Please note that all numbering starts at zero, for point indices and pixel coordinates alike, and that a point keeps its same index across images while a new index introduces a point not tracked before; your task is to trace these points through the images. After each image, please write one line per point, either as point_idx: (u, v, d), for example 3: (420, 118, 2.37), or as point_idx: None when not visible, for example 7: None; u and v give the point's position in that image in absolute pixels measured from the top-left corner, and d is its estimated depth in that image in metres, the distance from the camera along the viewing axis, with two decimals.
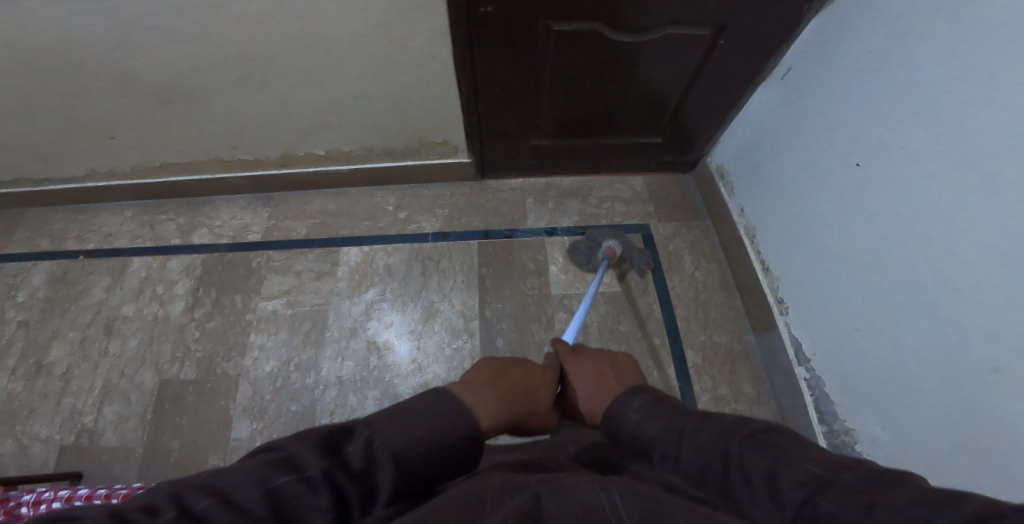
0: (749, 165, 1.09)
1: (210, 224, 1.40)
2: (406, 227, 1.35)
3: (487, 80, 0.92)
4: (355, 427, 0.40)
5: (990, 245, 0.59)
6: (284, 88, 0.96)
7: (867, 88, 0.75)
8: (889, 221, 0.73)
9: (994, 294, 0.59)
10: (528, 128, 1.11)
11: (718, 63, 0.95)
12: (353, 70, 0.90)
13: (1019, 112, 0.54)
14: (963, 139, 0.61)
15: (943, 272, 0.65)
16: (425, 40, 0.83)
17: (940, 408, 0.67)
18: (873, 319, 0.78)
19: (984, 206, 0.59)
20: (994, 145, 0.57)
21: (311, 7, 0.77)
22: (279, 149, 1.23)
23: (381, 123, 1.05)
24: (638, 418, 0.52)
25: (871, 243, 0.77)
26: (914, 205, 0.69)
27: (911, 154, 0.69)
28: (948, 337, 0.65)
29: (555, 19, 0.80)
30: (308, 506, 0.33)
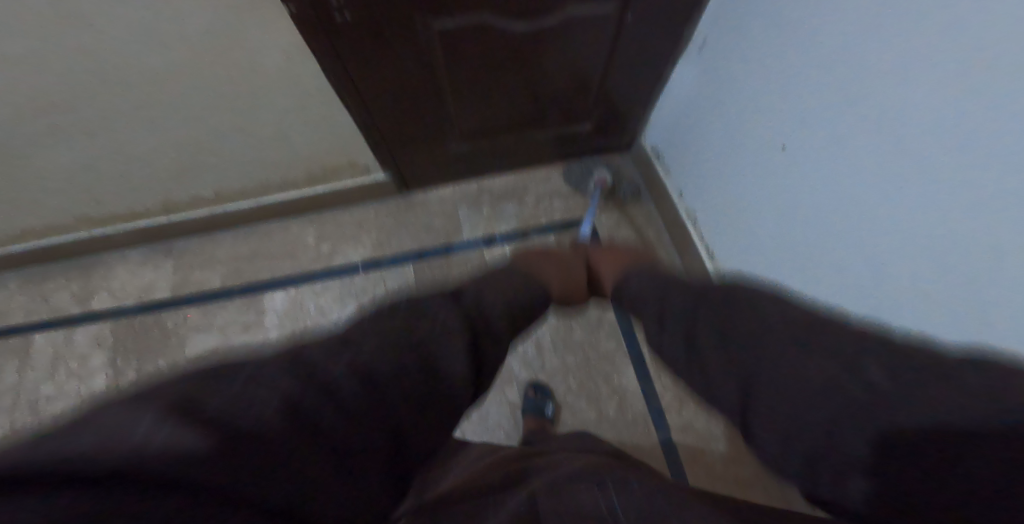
0: (681, 145, 1.03)
1: (108, 286, 1.19)
2: (332, 261, 1.20)
3: (376, 94, 0.80)
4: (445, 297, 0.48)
5: (926, 227, 0.55)
6: (132, 131, 0.79)
7: (781, 60, 0.69)
8: (820, 203, 0.70)
9: (932, 284, 0.56)
10: (441, 136, 1.01)
11: (628, 40, 0.85)
12: (209, 102, 0.75)
13: (946, 84, 0.48)
14: (886, 115, 0.56)
15: (877, 261, 0.63)
16: (278, 60, 0.69)
17: None
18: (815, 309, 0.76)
19: (916, 185, 0.54)
20: (925, 118, 0.51)
21: (114, 39, 0.61)
22: (157, 195, 1.06)
23: (272, 152, 0.91)
24: (637, 282, 0.59)
25: (807, 231, 0.74)
26: (844, 185, 0.65)
27: (835, 135, 0.64)
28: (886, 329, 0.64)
29: (430, 16, 0.67)
30: (444, 351, 0.40)
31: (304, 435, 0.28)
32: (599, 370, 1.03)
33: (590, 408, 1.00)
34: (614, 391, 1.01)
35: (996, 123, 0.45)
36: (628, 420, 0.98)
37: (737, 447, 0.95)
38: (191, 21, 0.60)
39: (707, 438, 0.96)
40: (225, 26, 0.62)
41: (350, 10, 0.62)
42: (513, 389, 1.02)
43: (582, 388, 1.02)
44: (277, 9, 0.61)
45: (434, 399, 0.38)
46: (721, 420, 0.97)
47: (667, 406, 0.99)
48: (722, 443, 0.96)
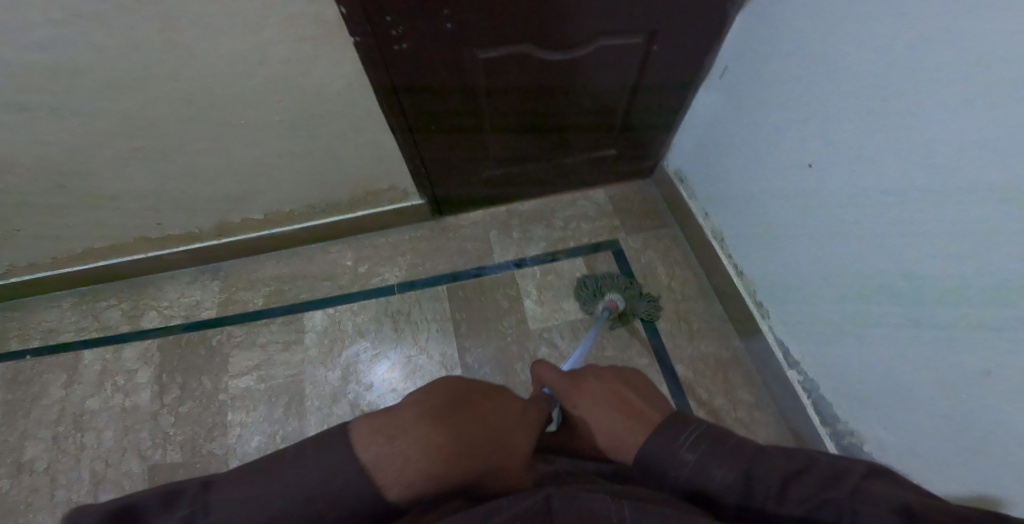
0: (705, 168, 1.07)
1: (158, 305, 1.26)
2: (369, 281, 1.26)
3: (420, 119, 0.87)
4: (172, 499, 0.33)
5: (959, 232, 0.55)
6: (200, 155, 0.88)
7: (804, 82, 0.73)
8: (848, 216, 0.71)
9: (975, 290, 0.55)
10: (475, 161, 1.07)
11: (655, 69, 0.91)
12: (272, 128, 0.83)
13: (969, 93, 0.51)
14: (911, 128, 0.58)
15: (912, 271, 0.62)
16: (340, 87, 0.76)
17: (935, 409, 0.65)
18: (852, 323, 0.75)
19: (947, 193, 0.56)
20: (950, 128, 0.53)
21: (199, 68, 0.69)
22: (213, 218, 1.15)
23: (319, 176, 0.99)
24: (698, 458, 0.44)
25: (836, 243, 0.74)
26: (872, 197, 0.66)
27: (860, 150, 0.66)
28: (929, 340, 0.63)
29: (478, 47, 0.74)
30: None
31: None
32: None
33: None
34: None
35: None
36: None
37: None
38: (269, 55, 0.69)
39: None
40: (296, 59, 0.70)
41: (409, 41, 0.69)
42: None
43: None
44: (345, 42, 0.69)
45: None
46: (758, 438, 0.96)
47: None
48: None
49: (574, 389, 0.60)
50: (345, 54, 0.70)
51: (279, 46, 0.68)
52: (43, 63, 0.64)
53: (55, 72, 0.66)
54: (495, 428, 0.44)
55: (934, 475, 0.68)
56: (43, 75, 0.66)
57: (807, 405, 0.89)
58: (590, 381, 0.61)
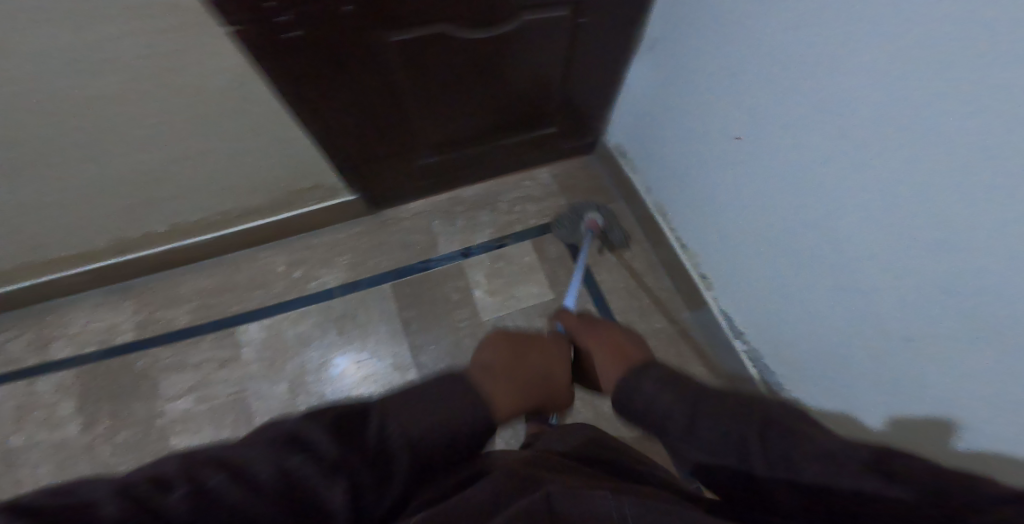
0: (643, 144, 1.05)
1: (65, 332, 1.11)
2: (307, 286, 1.16)
3: (336, 113, 0.78)
4: (369, 412, 0.38)
5: (879, 204, 0.57)
6: (78, 163, 0.74)
7: (732, 54, 0.71)
8: (779, 189, 0.72)
9: (899, 262, 0.57)
10: (407, 150, 0.99)
11: (586, 42, 0.86)
12: (159, 128, 0.71)
13: (892, 64, 0.50)
14: (834, 101, 0.58)
15: (840, 243, 0.65)
16: (227, 81, 0.65)
17: (867, 372, 0.69)
18: (788, 291, 0.78)
19: (873, 168, 0.56)
20: (873, 100, 0.53)
21: (38, 70, 0.56)
22: (107, 233, 1.00)
23: (233, 177, 0.88)
24: (655, 390, 0.44)
25: (773, 218, 0.76)
26: (801, 171, 0.67)
27: (787, 123, 0.66)
28: (860, 306, 0.66)
29: (388, 30, 0.66)
30: (323, 483, 0.32)
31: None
32: None
33: (585, 408, 1.01)
34: None
35: (946, 98, 0.46)
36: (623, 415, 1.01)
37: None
38: (127, 49, 0.56)
39: None
40: (166, 51, 0.58)
41: (303, 28, 0.60)
42: None
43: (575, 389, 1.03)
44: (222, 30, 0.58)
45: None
46: None
47: None
48: None
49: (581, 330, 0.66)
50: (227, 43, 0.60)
51: (138, 38, 0.56)
52: None
53: None
54: (546, 372, 0.59)
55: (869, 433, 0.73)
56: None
57: (754, 375, 0.94)
58: (600, 325, 0.65)
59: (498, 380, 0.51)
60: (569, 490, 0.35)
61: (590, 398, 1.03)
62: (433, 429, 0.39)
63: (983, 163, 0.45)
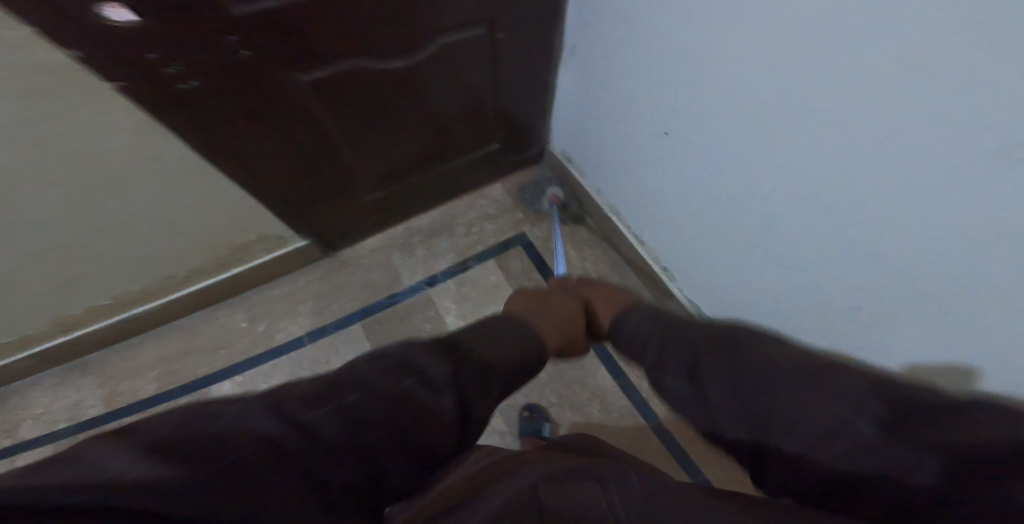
0: (586, 148, 1.07)
1: (30, 413, 1.04)
2: (272, 340, 1.12)
3: (269, 160, 0.76)
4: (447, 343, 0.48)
5: (801, 176, 0.59)
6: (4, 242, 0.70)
7: (645, 54, 0.74)
8: (713, 176, 0.75)
9: (830, 227, 0.59)
10: (352, 188, 0.98)
11: (510, 56, 0.87)
12: (78, 196, 0.68)
13: (784, 39, 0.52)
14: (743, 85, 0.60)
15: (776, 217, 0.67)
16: (130, 139, 0.62)
17: (833, 340, 0.70)
18: (742, 270, 0.80)
19: (791, 144, 0.58)
20: (775, 74, 0.55)
21: None
22: (44, 315, 0.94)
23: (174, 233, 0.85)
24: (636, 326, 0.59)
25: (717, 204, 0.78)
26: (728, 154, 0.69)
27: (706, 111, 0.69)
28: (809, 278, 0.67)
29: (300, 70, 0.65)
30: (435, 393, 0.41)
31: (273, 468, 0.30)
32: (573, 378, 1.03)
33: (575, 416, 0.99)
34: (594, 392, 1.02)
35: (835, 60, 0.48)
36: (613, 417, 0.99)
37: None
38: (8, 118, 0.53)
39: None
40: (53, 115, 0.55)
41: (201, 77, 0.57)
42: (496, 418, 1.00)
43: (562, 399, 1.01)
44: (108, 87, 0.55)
45: (417, 444, 0.39)
46: None
47: (647, 395, 1.00)
48: None
49: (579, 287, 0.80)
50: (121, 100, 0.57)
51: (20, 109, 0.52)
52: None
53: None
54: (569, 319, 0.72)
55: None
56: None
57: None
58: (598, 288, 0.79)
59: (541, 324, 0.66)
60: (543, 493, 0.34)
61: (578, 405, 1.01)
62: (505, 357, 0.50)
63: (890, 120, 0.46)
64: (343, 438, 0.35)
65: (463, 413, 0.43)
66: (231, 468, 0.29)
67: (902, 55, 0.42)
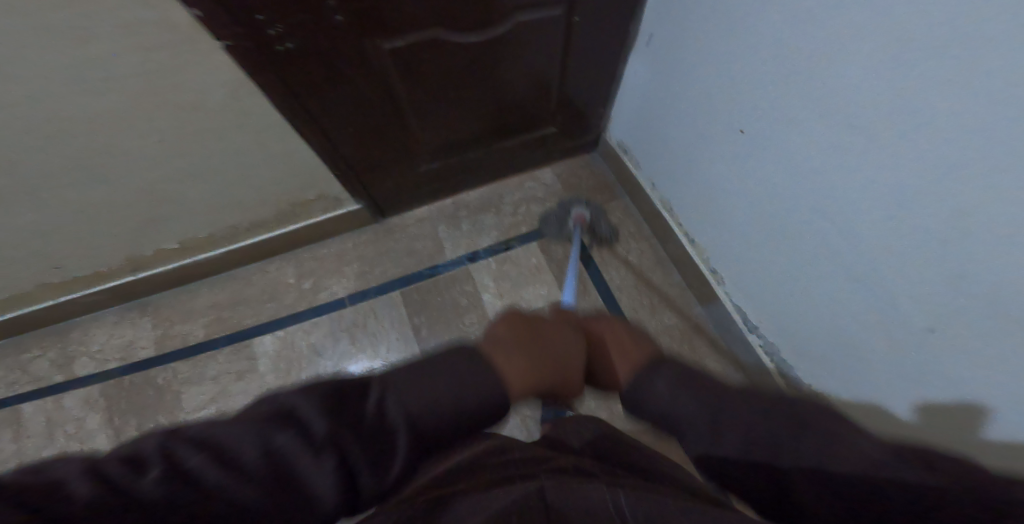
0: (645, 140, 1.04)
1: (87, 350, 1.13)
2: (317, 297, 1.17)
3: (335, 121, 0.77)
4: (367, 387, 0.40)
5: (889, 198, 0.55)
6: (93, 184, 0.76)
7: (728, 48, 0.70)
8: (782, 181, 0.71)
9: (907, 253, 0.56)
10: (408, 157, 1.00)
11: (583, 40, 0.86)
12: (160, 149, 0.72)
13: (892, 49, 0.48)
14: (836, 92, 0.56)
15: (847, 230, 0.63)
16: (224, 96, 0.66)
17: (886, 369, 0.67)
18: (798, 284, 0.77)
19: (875, 161, 0.55)
20: (871, 87, 0.52)
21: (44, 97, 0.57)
22: (119, 252, 1.02)
23: (239, 189, 0.89)
24: (670, 390, 0.45)
25: (781, 213, 0.74)
26: (803, 162, 0.66)
27: (785, 116, 0.65)
28: (872, 301, 0.64)
29: (380, 38, 0.66)
30: (341, 435, 0.35)
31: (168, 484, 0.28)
32: None
33: (600, 409, 1.01)
34: None
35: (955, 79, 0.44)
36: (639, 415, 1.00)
37: None
38: (122, 70, 0.57)
39: None
40: (158, 71, 0.59)
41: (293, 40, 0.60)
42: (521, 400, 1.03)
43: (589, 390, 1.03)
44: (212, 46, 0.58)
45: (286, 501, 0.31)
46: None
47: None
48: None
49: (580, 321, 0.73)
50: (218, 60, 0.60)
51: (130, 62, 0.56)
52: None
53: None
54: (563, 351, 0.64)
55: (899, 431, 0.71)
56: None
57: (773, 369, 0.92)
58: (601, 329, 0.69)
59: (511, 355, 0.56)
60: (562, 482, 0.36)
61: (605, 398, 1.02)
62: (445, 400, 0.42)
63: (1002, 139, 0.42)
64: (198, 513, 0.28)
65: (353, 485, 0.35)
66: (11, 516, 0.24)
67: (1021, 76, 0.39)
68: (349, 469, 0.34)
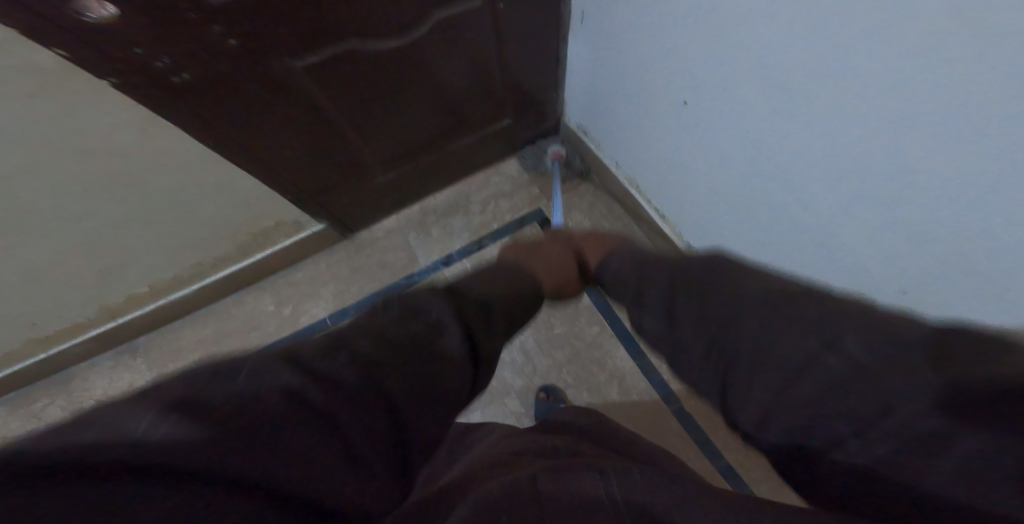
0: (601, 121, 1.02)
1: (92, 393, 1.14)
2: (299, 322, 1.16)
3: (274, 143, 0.76)
4: (455, 285, 0.50)
5: (837, 152, 0.54)
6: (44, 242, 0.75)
7: (655, 18, 0.69)
8: (736, 147, 0.70)
9: (865, 207, 0.55)
10: (365, 171, 0.98)
11: (515, 27, 0.83)
12: (102, 197, 0.71)
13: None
14: (765, 51, 0.55)
15: (807, 188, 0.62)
16: (134, 137, 0.64)
17: None
18: (773, 250, 0.76)
19: (816, 117, 0.54)
20: (795, 40, 0.51)
21: None
22: (89, 304, 1.00)
23: (196, 225, 0.88)
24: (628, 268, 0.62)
25: (743, 178, 0.73)
26: (750, 125, 0.65)
27: (722, 80, 0.64)
28: (845, 258, 0.63)
29: (294, 56, 0.64)
30: (446, 337, 0.40)
31: (257, 434, 0.26)
32: (591, 358, 1.03)
33: (593, 397, 1.00)
34: (612, 372, 1.01)
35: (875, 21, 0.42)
36: (633, 399, 0.98)
37: None
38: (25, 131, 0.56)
39: None
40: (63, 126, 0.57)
41: (193, 70, 0.57)
42: (513, 399, 1.02)
43: (580, 381, 1.01)
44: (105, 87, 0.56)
45: (444, 375, 0.38)
46: None
47: (668, 376, 0.99)
48: None
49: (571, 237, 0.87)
50: (119, 97, 0.58)
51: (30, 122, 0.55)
52: None
53: None
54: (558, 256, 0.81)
55: None
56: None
57: None
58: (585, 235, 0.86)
59: (533, 259, 0.75)
60: (554, 472, 0.36)
61: (597, 385, 1.01)
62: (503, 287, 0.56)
63: (937, 91, 0.41)
64: (285, 478, 0.26)
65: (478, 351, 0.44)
66: (251, 416, 0.27)
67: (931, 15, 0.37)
68: (474, 343, 0.43)
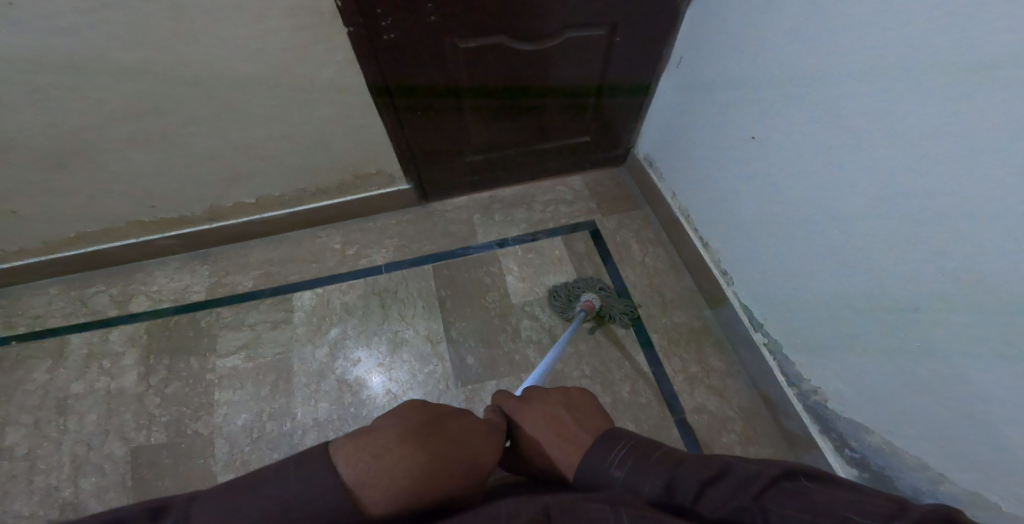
0: (668, 152, 1.17)
1: (146, 289, 1.26)
2: (358, 262, 1.30)
3: (413, 93, 0.94)
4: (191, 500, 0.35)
5: (873, 192, 0.66)
6: (199, 132, 0.94)
7: (742, 69, 0.84)
8: (786, 182, 0.81)
9: (887, 235, 0.66)
10: (460, 143, 1.13)
11: (622, 56, 0.99)
12: (263, 113, 0.92)
13: (863, 68, 0.62)
14: (828, 105, 0.69)
15: (846, 218, 0.71)
16: (332, 74, 0.86)
17: (883, 356, 0.72)
18: (801, 281, 0.85)
19: (857, 166, 0.67)
20: (857, 106, 0.64)
21: (199, 51, 0.77)
22: (205, 201, 1.18)
23: (313, 157, 1.08)
24: (626, 473, 0.45)
25: (785, 212, 0.84)
26: (803, 165, 0.77)
27: (790, 124, 0.77)
28: (863, 287, 0.72)
29: (459, 37, 0.85)
30: None
31: None
32: (610, 356, 1.11)
33: (604, 391, 1.06)
34: (625, 374, 1.09)
35: (920, 94, 0.56)
36: (640, 401, 1.05)
37: (751, 426, 1.02)
38: (271, 41, 0.78)
39: (719, 416, 1.03)
40: (294, 48, 0.80)
41: (396, 31, 0.80)
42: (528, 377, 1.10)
43: (596, 373, 1.09)
44: (338, 32, 0.79)
45: None
46: (731, 401, 1.05)
47: (678, 388, 1.06)
48: (734, 425, 1.02)
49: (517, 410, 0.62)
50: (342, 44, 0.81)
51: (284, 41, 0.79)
52: (69, 47, 0.73)
53: (81, 49, 0.73)
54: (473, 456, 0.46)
55: (895, 423, 0.74)
56: (62, 38, 0.72)
57: (773, 364, 0.99)
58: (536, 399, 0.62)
59: (396, 458, 0.40)
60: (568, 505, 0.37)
61: (609, 382, 1.08)
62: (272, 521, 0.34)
63: (955, 141, 0.54)
64: None
65: None
66: None
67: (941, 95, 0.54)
68: None
